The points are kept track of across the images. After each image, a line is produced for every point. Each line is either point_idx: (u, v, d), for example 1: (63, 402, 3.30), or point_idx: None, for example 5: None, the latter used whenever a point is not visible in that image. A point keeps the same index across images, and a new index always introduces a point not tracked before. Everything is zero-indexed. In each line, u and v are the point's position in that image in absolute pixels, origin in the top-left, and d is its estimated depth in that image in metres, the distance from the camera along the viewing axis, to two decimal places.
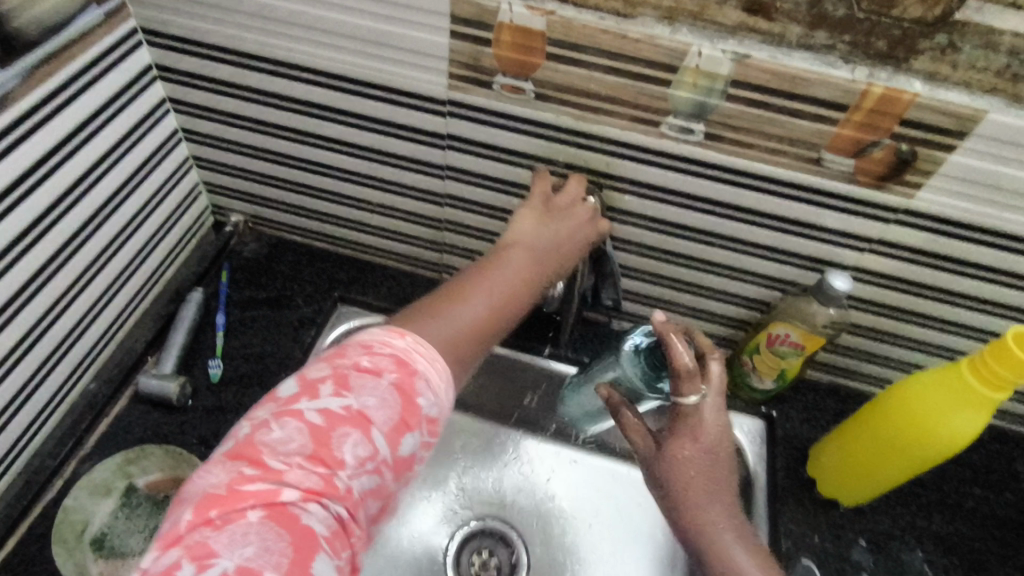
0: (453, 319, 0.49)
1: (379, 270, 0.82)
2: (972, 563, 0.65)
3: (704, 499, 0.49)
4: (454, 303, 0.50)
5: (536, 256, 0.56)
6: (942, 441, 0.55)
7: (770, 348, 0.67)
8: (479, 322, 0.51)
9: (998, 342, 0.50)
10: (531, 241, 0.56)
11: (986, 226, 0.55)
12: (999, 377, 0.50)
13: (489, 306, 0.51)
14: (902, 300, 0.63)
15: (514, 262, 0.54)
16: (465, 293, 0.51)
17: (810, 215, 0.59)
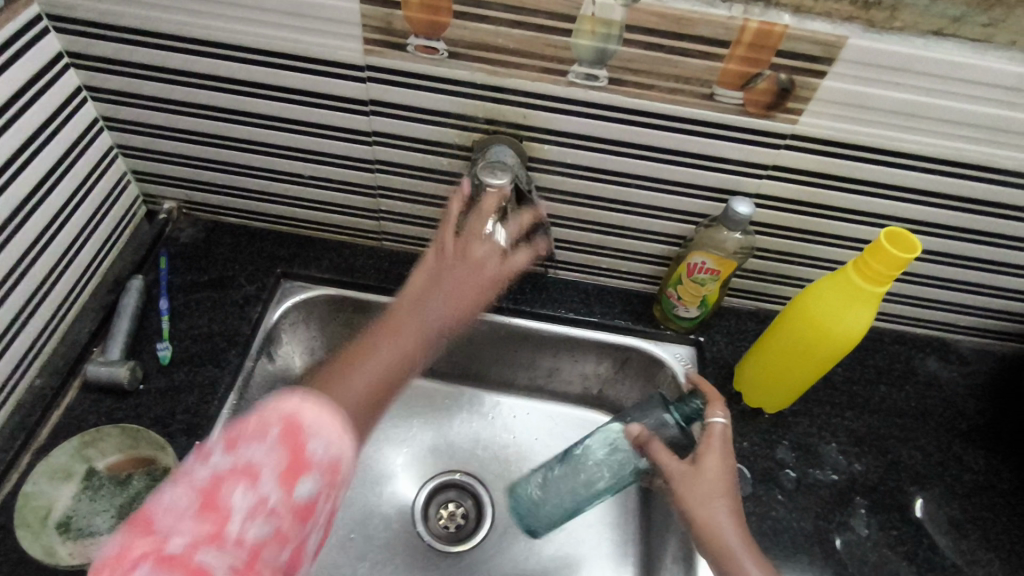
0: (355, 375, 0.48)
1: (319, 244, 0.84)
2: (880, 449, 0.73)
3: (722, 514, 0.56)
4: (354, 363, 0.50)
5: (444, 303, 0.58)
6: (838, 338, 0.62)
7: (691, 278, 0.72)
8: (376, 387, 0.49)
9: (873, 245, 0.56)
10: (451, 280, 0.60)
11: (862, 143, 0.62)
12: (879, 275, 0.57)
13: (389, 370, 0.50)
14: (800, 221, 0.70)
15: (416, 328, 0.55)
16: (365, 354, 0.51)
17: (712, 149, 0.64)
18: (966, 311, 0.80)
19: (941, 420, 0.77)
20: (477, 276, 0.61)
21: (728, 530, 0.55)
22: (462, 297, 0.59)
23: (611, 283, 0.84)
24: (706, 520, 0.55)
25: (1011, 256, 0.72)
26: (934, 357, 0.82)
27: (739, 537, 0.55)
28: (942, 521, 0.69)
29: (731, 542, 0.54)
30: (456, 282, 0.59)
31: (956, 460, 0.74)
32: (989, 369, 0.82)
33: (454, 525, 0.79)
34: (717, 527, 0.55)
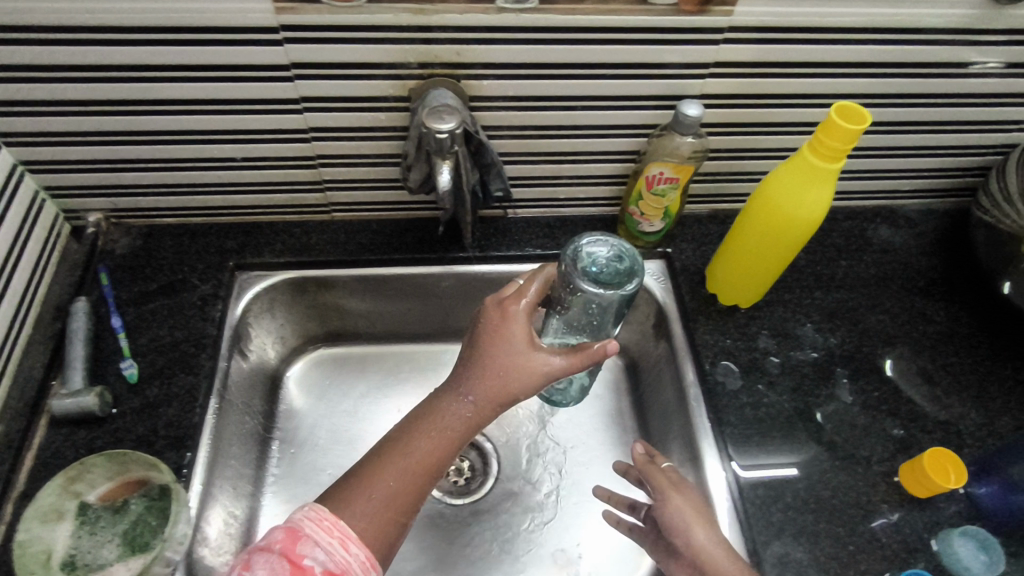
0: (396, 481, 0.57)
1: (266, 228, 0.80)
2: (851, 320, 0.77)
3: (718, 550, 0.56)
4: (377, 474, 0.57)
5: (477, 394, 0.60)
6: (801, 219, 0.63)
7: (651, 190, 0.72)
8: (383, 523, 0.56)
9: (822, 124, 0.56)
10: (491, 363, 0.60)
11: (793, 25, 0.63)
12: (835, 151, 0.57)
13: (424, 468, 0.58)
14: (746, 114, 0.71)
15: (454, 422, 0.60)
16: (405, 450, 0.58)
17: (649, 55, 0.64)
18: (908, 175, 0.83)
19: (902, 282, 0.81)
20: (523, 368, 0.60)
21: (708, 542, 0.56)
22: (493, 390, 0.59)
23: (571, 213, 0.83)
24: (685, 530, 0.58)
25: (943, 113, 0.75)
26: (885, 225, 0.86)
27: (717, 544, 0.57)
28: (915, 374, 0.73)
29: (710, 549, 0.56)
30: (503, 370, 0.60)
31: (920, 315, 0.78)
32: (936, 227, 0.86)
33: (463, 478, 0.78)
34: (697, 534, 0.57)
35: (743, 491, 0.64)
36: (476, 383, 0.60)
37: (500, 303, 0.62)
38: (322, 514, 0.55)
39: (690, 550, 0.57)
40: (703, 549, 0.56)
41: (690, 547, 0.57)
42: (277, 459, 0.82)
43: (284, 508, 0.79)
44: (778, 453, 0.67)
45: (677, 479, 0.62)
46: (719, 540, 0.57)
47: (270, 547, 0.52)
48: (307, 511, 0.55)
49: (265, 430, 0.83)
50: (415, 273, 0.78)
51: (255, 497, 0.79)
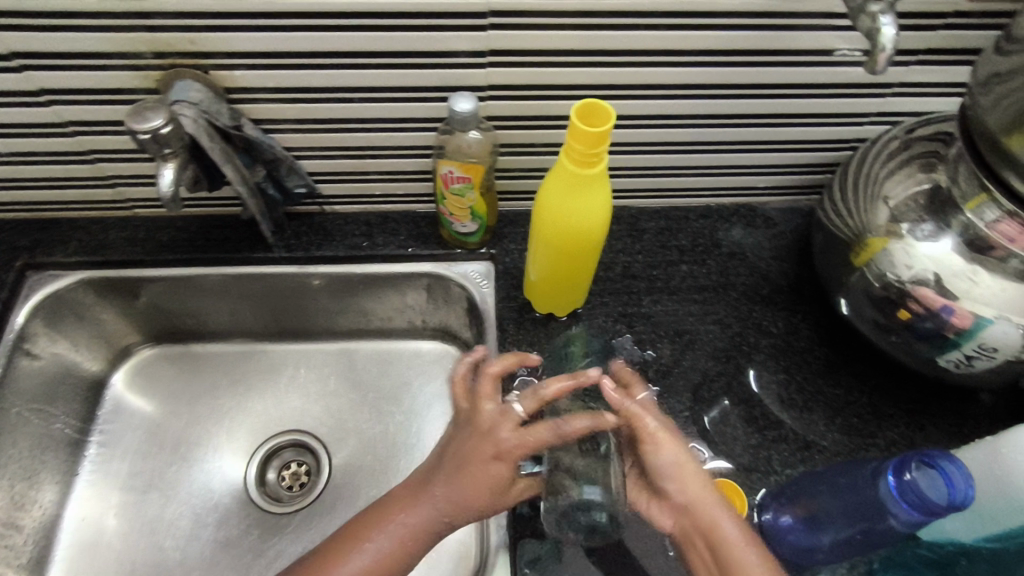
0: (355, 570, 0.51)
1: (64, 223, 0.76)
2: (676, 332, 0.71)
3: (722, 514, 0.50)
4: (341, 555, 0.52)
5: (440, 494, 0.52)
6: (582, 229, 0.57)
7: (448, 190, 0.66)
8: None
9: (568, 129, 0.50)
10: (457, 468, 0.51)
11: (565, 9, 0.56)
12: (590, 157, 0.51)
13: (385, 561, 0.51)
14: (543, 107, 0.65)
15: (422, 522, 0.52)
16: (359, 539, 0.52)
17: (410, 43, 0.58)
18: (761, 171, 0.76)
19: (743, 288, 0.74)
20: (495, 483, 0.51)
21: (697, 499, 0.50)
22: (465, 502, 0.51)
23: (394, 209, 0.78)
24: (671, 479, 0.51)
25: (780, 105, 0.68)
26: (739, 225, 0.79)
27: (706, 494, 0.51)
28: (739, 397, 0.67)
29: (718, 523, 0.50)
30: (470, 477, 0.51)
31: (755, 326, 0.71)
32: (796, 227, 0.79)
33: (297, 482, 0.82)
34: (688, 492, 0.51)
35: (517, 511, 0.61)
36: (444, 480, 0.52)
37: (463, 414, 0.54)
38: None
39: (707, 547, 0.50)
40: (695, 505, 0.50)
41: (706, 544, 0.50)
42: (91, 462, 0.80)
43: (89, 515, 0.76)
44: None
45: (657, 414, 0.53)
46: (711, 492, 0.51)
47: None
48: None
49: (79, 433, 0.80)
50: (221, 274, 0.74)
51: (59, 503, 0.76)
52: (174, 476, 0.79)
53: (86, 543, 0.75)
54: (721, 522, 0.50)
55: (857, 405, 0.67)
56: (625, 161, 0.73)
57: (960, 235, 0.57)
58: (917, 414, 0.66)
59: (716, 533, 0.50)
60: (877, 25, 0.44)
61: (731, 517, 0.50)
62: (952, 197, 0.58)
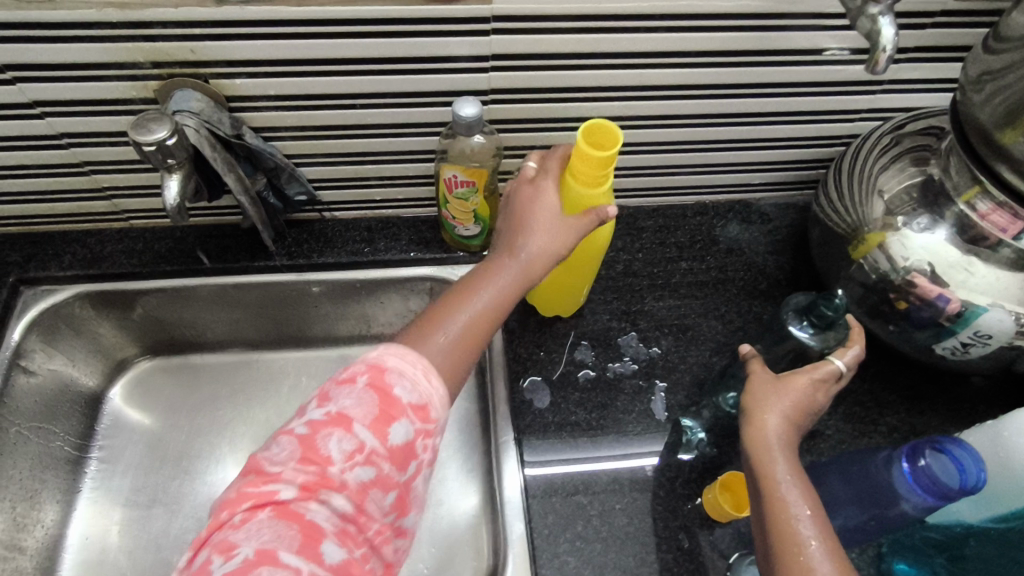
0: (464, 320, 0.51)
1: (58, 236, 0.74)
2: (680, 328, 0.72)
3: (786, 478, 0.48)
4: (449, 312, 0.51)
5: (526, 250, 0.54)
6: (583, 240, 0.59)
7: (452, 194, 0.67)
8: (454, 352, 0.50)
9: (578, 151, 0.52)
10: (545, 235, 0.54)
11: (567, 13, 0.57)
12: (597, 179, 0.53)
13: (485, 325, 0.52)
14: (544, 109, 0.65)
15: (512, 271, 0.54)
16: (463, 300, 0.52)
17: (414, 48, 0.57)
18: (756, 167, 0.77)
19: (743, 283, 0.75)
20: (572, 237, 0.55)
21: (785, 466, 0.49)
22: (548, 240, 0.54)
23: (396, 213, 0.77)
24: (771, 432, 0.51)
25: (775, 103, 0.69)
26: (736, 221, 0.80)
27: (785, 451, 0.50)
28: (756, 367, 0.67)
29: (798, 488, 0.48)
30: (547, 222, 0.55)
31: (756, 320, 0.73)
32: (790, 222, 0.80)
33: None
34: (782, 487, 0.48)
35: (532, 501, 0.61)
36: (527, 236, 0.54)
37: (530, 180, 0.57)
38: (404, 348, 0.47)
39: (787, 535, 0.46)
40: (768, 448, 0.50)
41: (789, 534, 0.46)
42: (92, 479, 0.79)
43: (92, 533, 0.75)
44: (580, 454, 0.64)
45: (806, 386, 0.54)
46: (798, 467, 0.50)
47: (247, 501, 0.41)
48: (391, 346, 0.47)
49: (78, 450, 0.79)
50: (223, 283, 0.74)
51: (62, 523, 0.75)
52: (177, 489, 0.79)
53: (92, 561, 0.74)
54: (783, 488, 0.48)
55: (857, 393, 0.68)
56: (625, 162, 0.74)
57: (953, 226, 0.58)
58: (917, 401, 0.68)
59: (783, 497, 0.47)
60: (877, 26, 0.45)
61: (803, 490, 0.48)
62: (945, 189, 0.59)
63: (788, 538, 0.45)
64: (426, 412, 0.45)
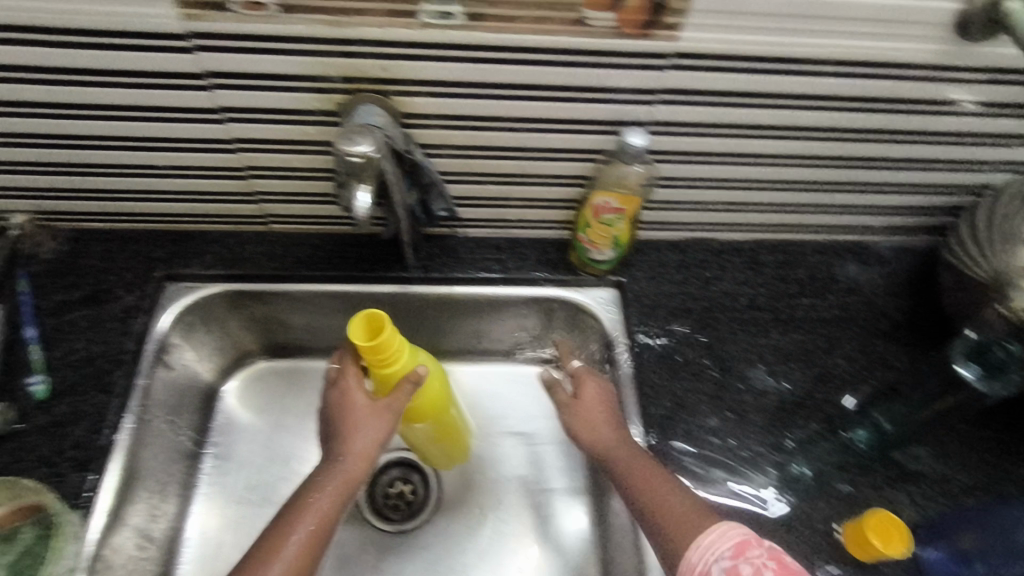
0: (297, 538, 0.53)
1: (200, 236, 0.77)
2: (806, 362, 0.73)
3: (669, 500, 0.53)
4: (285, 531, 0.53)
5: (346, 452, 0.57)
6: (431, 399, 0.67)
7: (598, 219, 0.68)
8: (300, 569, 0.52)
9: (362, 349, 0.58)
10: (357, 433, 0.58)
11: (746, 53, 0.58)
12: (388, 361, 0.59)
13: (314, 540, 0.53)
14: (698, 143, 0.66)
15: (336, 482, 0.56)
16: (297, 517, 0.54)
17: (593, 78, 0.58)
18: (881, 210, 0.79)
19: (865, 323, 0.76)
20: (376, 429, 0.58)
21: (666, 500, 0.54)
22: (363, 444, 0.58)
23: (523, 235, 0.79)
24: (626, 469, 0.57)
25: (916, 150, 0.70)
26: (854, 261, 0.81)
27: (666, 488, 0.55)
28: None
29: (683, 516, 0.52)
30: (366, 422, 0.58)
31: (881, 360, 0.74)
32: (908, 265, 0.81)
33: (404, 501, 0.78)
34: (668, 503, 0.53)
35: None
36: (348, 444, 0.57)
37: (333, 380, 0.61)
38: None
39: (670, 526, 0.52)
40: (649, 488, 0.55)
41: (671, 522, 0.52)
42: (208, 475, 0.80)
43: (208, 530, 0.76)
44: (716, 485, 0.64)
45: (603, 420, 0.62)
46: (686, 499, 0.53)
47: None
48: None
49: (197, 445, 0.80)
50: (361, 291, 0.75)
51: (180, 518, 0.76)
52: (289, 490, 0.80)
53: (209, 556, 0.75)
54: (670, 505, 0.53)
55: (986, 440, 0.69)
56: (758, 198, 0.75)
57: None
58: None
59: (681, 526, 0.51)
60: None
61: (675, 503, 0.53)
62: None
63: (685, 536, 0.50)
64: None
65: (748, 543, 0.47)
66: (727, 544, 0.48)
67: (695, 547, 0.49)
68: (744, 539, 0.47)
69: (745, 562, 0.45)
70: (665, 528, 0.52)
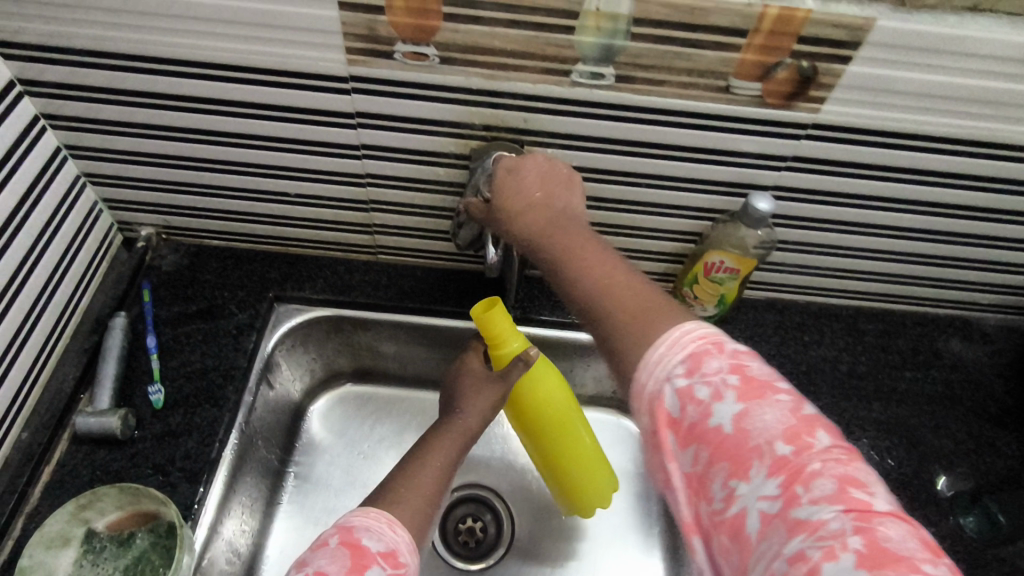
0: (422, 478, 0.56)
1: (311, 261, 0.80)
2: (911, 440, 0.71)
3: (589, 265, 0.51)
4: (414, 470, 0.57)
5: (462, 412, 0.63)
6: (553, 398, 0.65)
7: (708, 277, 0.69)
8: (427, 502, 0.54)
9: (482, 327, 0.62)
10: (474, 397, 0.64)
11: (882, 128, 0.58)
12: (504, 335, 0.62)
13: (439, 478, 0.57)
14: (816, 210, 0.67)
15: (454, 433, 0.61)
16: (421, 460, 0.58)
17: (724, 142, 0.60)
18: (990, 289, 0.77)
19: (971, 403, 0.74)
20: (491, 394, 0.63)
21: (605, 279, 0.50)
22: (481, 402, 0.63)
23: None
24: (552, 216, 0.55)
25: None
26: (957, 337, 0.80)
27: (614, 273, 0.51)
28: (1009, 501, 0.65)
29: (609, 289, 0.49)
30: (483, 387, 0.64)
31: (989, 445, 0.72)
32: (1014, 346, 0.79)
33: (474, 539, 0.77)
34: (593, 275, 0.51)
35: None
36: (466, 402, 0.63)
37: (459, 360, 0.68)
38: (369, 511, 0.51)
39: (623, 321, 0.47)
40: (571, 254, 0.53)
41: (622, 318, 0.48)
42: (288, 495, 0.77)
43: (289, 548, 0.73)
44: None
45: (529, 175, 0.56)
46: (608, 273, 0.51)
47: (325, 546, 0.46)
48: (356, 511, 0.50)
49: (281, 464, 0.77)
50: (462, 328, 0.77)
51: (261, 534, 0.73)
52: None
53: None
54: (587, 274, 0.51)
55: None
56: (866, 266, 0.75)
57: None
58: None
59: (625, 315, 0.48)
60: None
61: (603, 267, 0.51)
62: None
63: (647, 324, 0.46)
64: (394, 557, 0.47)
65: (702, 353, 0.43)
66: (678, 356, 0.43)
67: (641, 361, 0.45)
68: (699, 348, 0.43)
69: (699, 381, 0.42)
70: (618, 331, 0.47)
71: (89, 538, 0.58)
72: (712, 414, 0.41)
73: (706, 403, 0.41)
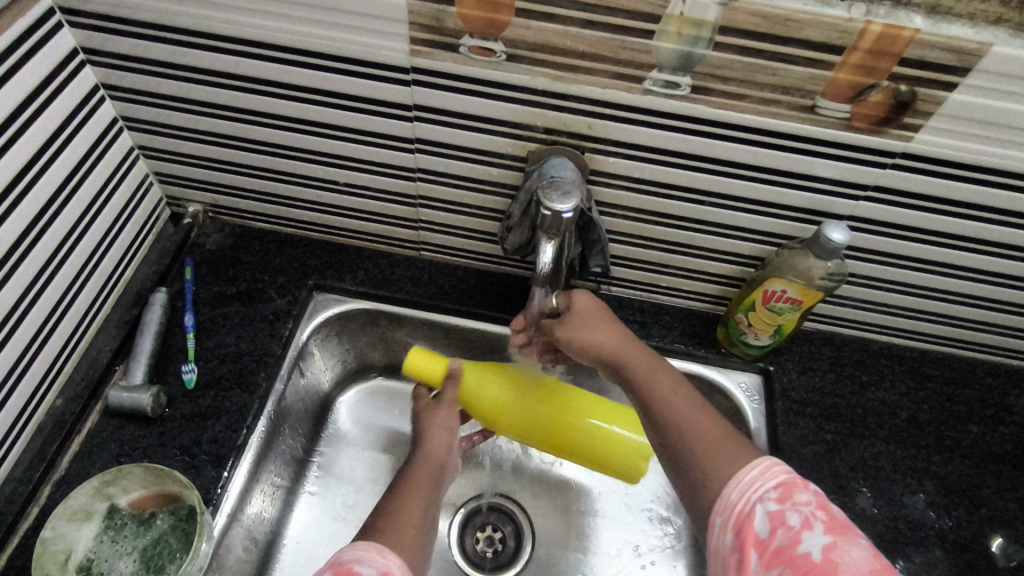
0: (405, 510, 0.54)
1: (353, 252, 0.78)
2: (973, 500, 0.66)
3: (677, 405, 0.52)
4: (397, 504, 0.55)
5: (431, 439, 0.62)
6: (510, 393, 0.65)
7: (766, 305, 0.64)
8: (414, 531, 0.53)
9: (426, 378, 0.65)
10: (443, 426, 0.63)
11: (981, 164, 0.53)
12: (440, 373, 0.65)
13: (424, 508, 0.56)
14: (891, 244, 0.62)
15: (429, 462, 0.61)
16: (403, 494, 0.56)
17: (801, 166, 0.56)
18: None
19: None
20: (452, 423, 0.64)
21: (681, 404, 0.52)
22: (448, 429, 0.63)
23: (670, 302, 0.75)
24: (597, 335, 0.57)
25: None
26: None
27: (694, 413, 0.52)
28: None
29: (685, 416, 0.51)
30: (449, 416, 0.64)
31: None
32: None
33: (493, 551, 0.73)
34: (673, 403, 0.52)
35: None
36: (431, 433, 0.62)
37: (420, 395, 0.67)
38: (358, 544, 0.49)
39: (709, 459, 0.48)
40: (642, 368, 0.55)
41: (709, 453, 0.49)
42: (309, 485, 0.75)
43: (306, 540, 0.72)
44: None
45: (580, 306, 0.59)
46: (692, 407, 0.52)
47: None
48: (345, 547, 0.49)
49: (305, 453, 0.76)
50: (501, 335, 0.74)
51: (280, 522, 0.72)
52: None
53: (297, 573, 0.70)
54: (672, 409, 0.52)
55: None
56: (939, 309, 0.69)
57: None
58: None
59: (703, 453, 0.49)
60: None
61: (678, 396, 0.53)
62: None
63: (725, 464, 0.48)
64: None
65: (794, 484, 0.45)
66: (771, 483, 0.45)
67: (734, 480, 0.46)
68: (790, 479, 0.45)
69: (792, 509, 0.43)
70: (697, 471, 0.49)
71: (110, 514, 0.58)
72: (801, 541, 0.42)
73: (797, 530, 0.42)
